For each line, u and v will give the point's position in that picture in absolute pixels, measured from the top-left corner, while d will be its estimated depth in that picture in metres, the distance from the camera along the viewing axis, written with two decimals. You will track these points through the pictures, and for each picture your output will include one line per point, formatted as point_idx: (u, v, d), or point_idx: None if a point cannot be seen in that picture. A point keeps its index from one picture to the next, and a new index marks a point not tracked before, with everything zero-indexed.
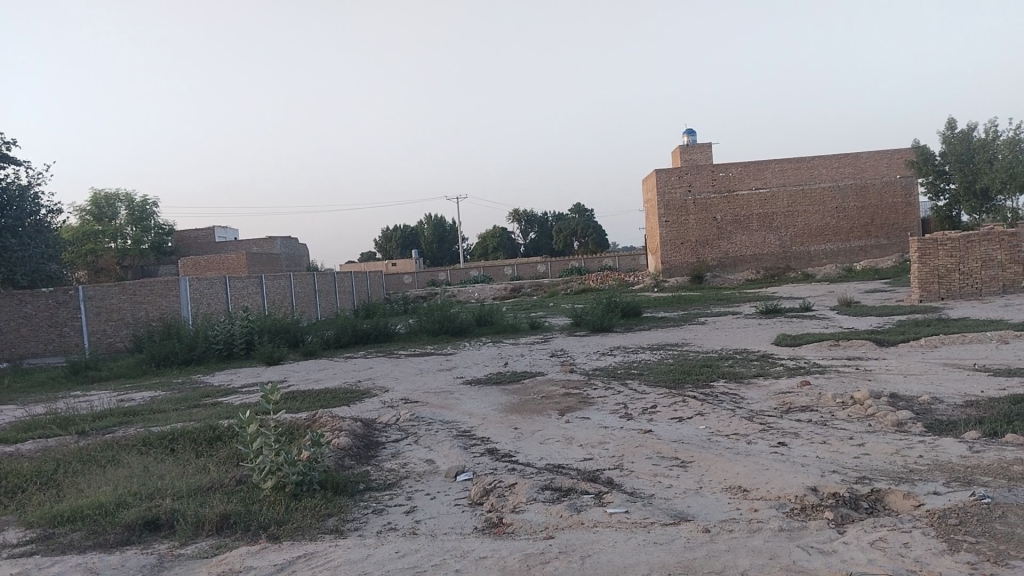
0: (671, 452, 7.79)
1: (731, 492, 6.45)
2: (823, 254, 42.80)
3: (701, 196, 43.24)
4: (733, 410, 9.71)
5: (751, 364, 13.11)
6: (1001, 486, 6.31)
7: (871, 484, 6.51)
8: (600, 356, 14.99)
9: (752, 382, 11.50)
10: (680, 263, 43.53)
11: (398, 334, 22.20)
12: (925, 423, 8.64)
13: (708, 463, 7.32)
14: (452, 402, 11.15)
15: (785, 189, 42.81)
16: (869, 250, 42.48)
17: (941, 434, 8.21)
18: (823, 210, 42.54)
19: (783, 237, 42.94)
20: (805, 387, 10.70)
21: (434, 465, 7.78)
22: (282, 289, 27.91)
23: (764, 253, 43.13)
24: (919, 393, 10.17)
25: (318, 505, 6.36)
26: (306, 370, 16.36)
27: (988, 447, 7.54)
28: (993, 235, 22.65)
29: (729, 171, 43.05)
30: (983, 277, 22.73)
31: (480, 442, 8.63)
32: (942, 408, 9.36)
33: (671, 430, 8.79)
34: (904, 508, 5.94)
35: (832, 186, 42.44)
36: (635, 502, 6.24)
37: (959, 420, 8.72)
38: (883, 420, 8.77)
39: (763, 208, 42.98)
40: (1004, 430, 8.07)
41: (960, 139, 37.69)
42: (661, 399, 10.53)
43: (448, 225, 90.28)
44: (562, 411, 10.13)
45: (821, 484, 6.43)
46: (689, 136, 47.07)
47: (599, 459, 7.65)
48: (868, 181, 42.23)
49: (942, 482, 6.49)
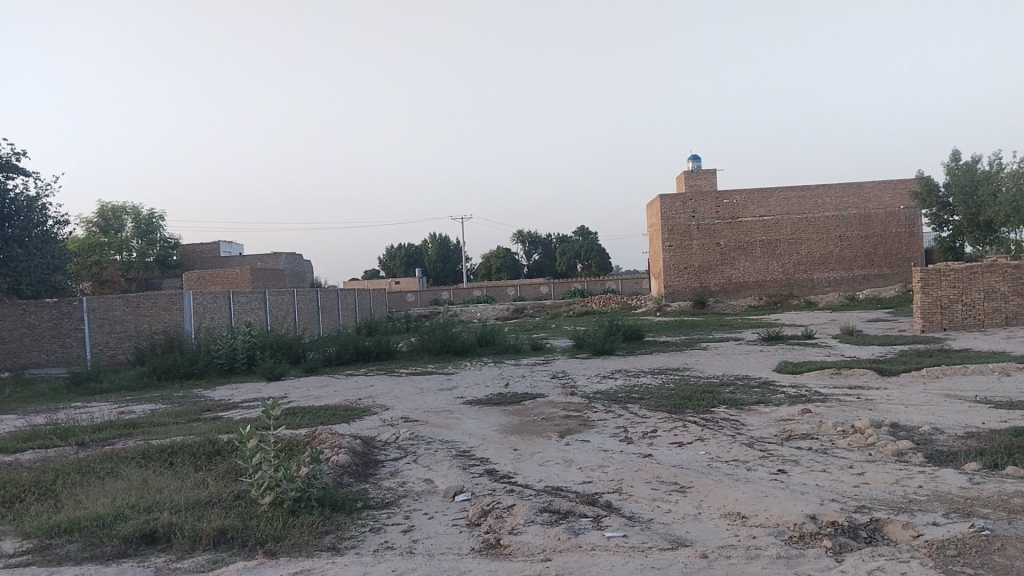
0: (671, 477, 7.77)
1: (730, 519, 6.43)
2: (826, 283, 42.79)
3: (704, 222, 43.36)
4: (733, 437, 9.68)
5: (752, 390, 13.08)
6: (1000, 519, 6.28)
7: (870, 513, 6.49)
8: (601, 380, 14.95)
9: (753, 408, 11.47)
10: (683, 288, 43.53)
11: (399, 353, 22.19)
12: (925, 453, 8.62)
13: (707, 489, 7.30)
14: (452, 422, 11.14)
15: (788, 218, 42.92)
16: (872, 280, 42.51)
17: (941, 465, 8.18)
18: (827, 239, 42.61)
19: (786, 265, 42.98)
20: (805, 415, 10.68)
21: (432, 485, 7.77)
22: (285, 305, 27.97)
23: (767, 280, 43.13)
24: (920, 424, 10.13)
25: (316, 522, 6.35)
26: (307, 386, 16.36)
27: (988, 479, 7.52)
28: (996, 268, 22.66)
29: (733, 198, 43.20)
30: (986, 309, 22.70)
31: (479, 463, 8.61)
32: (943, 439, 9.34)
33: (670, 455, 8.77)
34: (902, 538, 5.92)
35: (836, 215, 42.56)
36: (633, 527, 6.23)
37: (960, 451, 8.69)
38: (884, 449, 8.74)
39: (767, 235, 43.07)
40: (1004, 463, 8.06)
41: (964, 171, 37.81)
42: (662, 424, 10.51)
43: (452, 245, 90.59)
44: (562, 433, 10.12)
45: (819, 513, 6.42)
46: (694, 162, 47.30)
47: (599, 483, 7.63)
48: (871, 211, 42.33)
49: (941, 514, 6.45)
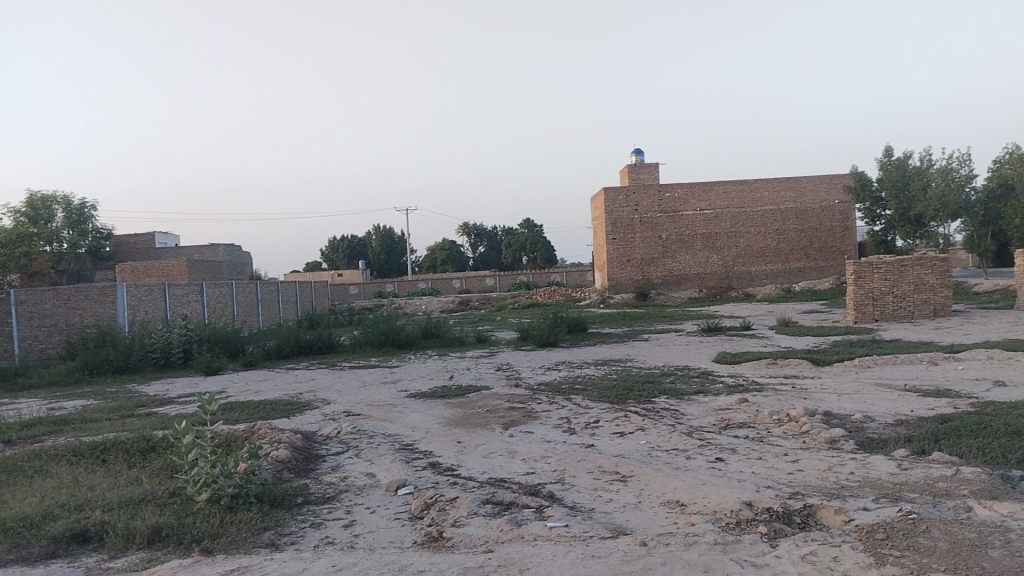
0: (612, 466, 7.87)
1: (670, 506, 6.55)
2: (764, 275, 43.84)
3: (647, 215, 43.93)
4: (673, 426, 9.85)
5: (692, 381, 13.32)
6: (926, 503, 6.54)
7: (804, 499, 6.68)
8: (545, 371, 15.03)
9: (693, 398, 11.69)
10: (626, 280, 44.06)
11: (341, 346, 21.93)
12: (856, 440, 8.91)
13: (647, 477, 7.42)
14: (395, 416, 11.06)
15: (728, 212, 43.80)
16: (807, 272, 43.73)
17: (871, 451, 8.47)
18: (764, 233, 43.65)
19: (726, 258, 43.86)
20: (743, 404, 10.93)
21: (374, 479, 7.71)
22: (224, 297, 27.36)
23: (707, 272, 43.98)
24: (852, 412, 10.47)
25: (254, 518, 6.24)
26: (246, 380, 16.05)
27: (916, 465, 7.81)
28: (925, 261, 23.51)
29: (674, 192, 43.88)
30: (915, 301, 23.54)
31: (423, 456, 8.57)
32: (873, 427, 9.66)
33: (613, 445, 8.87)
34: (834, 523, 6.10)
35: (774, 209, 43.58)
36: (575, 516, 6.29)
37: (889, 438, 9.00)
38: (817, 437, 9.02)
39: (707, 229, 43.87)
40: (930, 449, 8.39)
41: (896, 167, 39.20)
42: (604, 414, 10.63)
43: (397, 236, 89.92)
44: (506, 425, 10.14)
45: (755, 499, 6.58)
46: (638, 155, 47.84)
47: (542, 474, 7.67)
48: (808, 205, 43.47)
49: (871, 499, 6.68)
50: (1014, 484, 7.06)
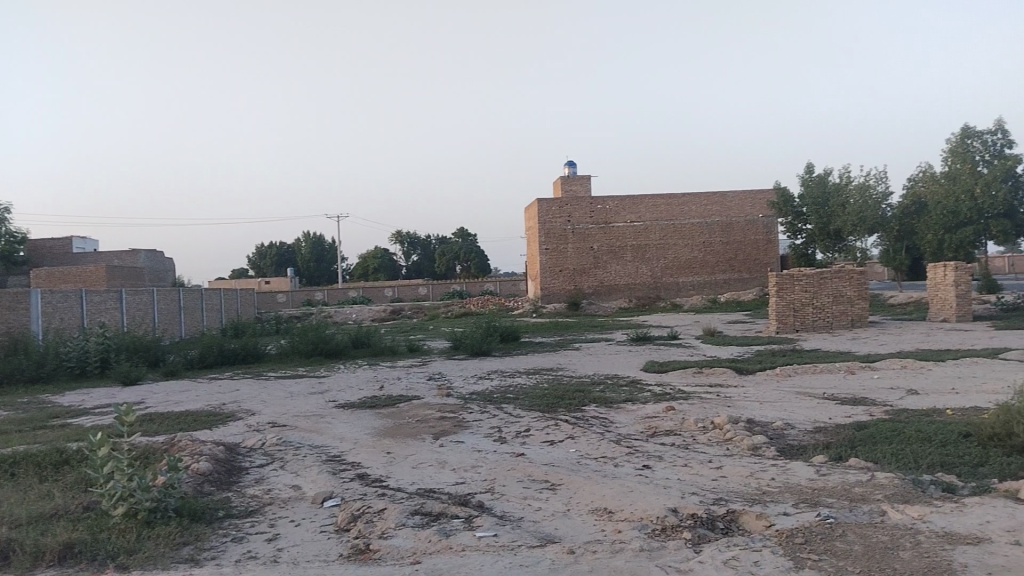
0: (541, 475, 7.91)
1: (598, 514, 6.61)
2: (691, 286, 44.85)
3: (579, 226, 44.40)
4: (602, 434, 9.97)
5: (621, 389, 13.50)
6: (843, 507, 6.78)
7: (727, 505, 6.84)
8: (477, 381, 15.00)
9: (622, 407, 11.85)
10: (558, 290, 44.39)
11: (268, 355, 21.44)
12: (777, 447, 9.18)
13: (576, 485, 7.47)
14: (323, 426, 10.87)
15: (657, 224, 44.69)
16: (733, 284, 44.97)
17: (791, 458, 8.74)
18: (692, 245, 44.70)
19: (655, 269, 44.72)
20: (670, 412, 11.14)
21: (300, 491, 7.54)
22: (144, 304, 26.41)
23: (637, 283, 44.72)
24: (774, 419, 10.79)
25: (173, 533, 6.03)
26: (167, 391, 15.51)
27: (834, 471, 8.10)
28: (844, 273, 24.43)
29: (605, 204, 44.55)
30: (834, 312, 24.45)
31: (350, 468, 8.44)
32: (794, 434, 9.97)
33: (543, 454, 8.92)
34: (756, 528, 6.26)
35: (700, 222, 44.71)
36: (505, 526, 6.29)
37: (808, 445, 9.31)
38: (740, 444, 9.26)
39: (637, 240, 44.64)
40: (847, 455, 8.71)
41: (816, 184, 40.70)
42: (535, 423, 10.68)
43: (327, 244, 88.65)
44: (436, 435, 10.07)
45: (680, 506, 6.71)
46: (570, 167, 48.36)
47: (471, 484, 7.64)
48: (733, 219, 44.75)
49: (791, 504, 6.89)
50: (924, 488, 7.39)
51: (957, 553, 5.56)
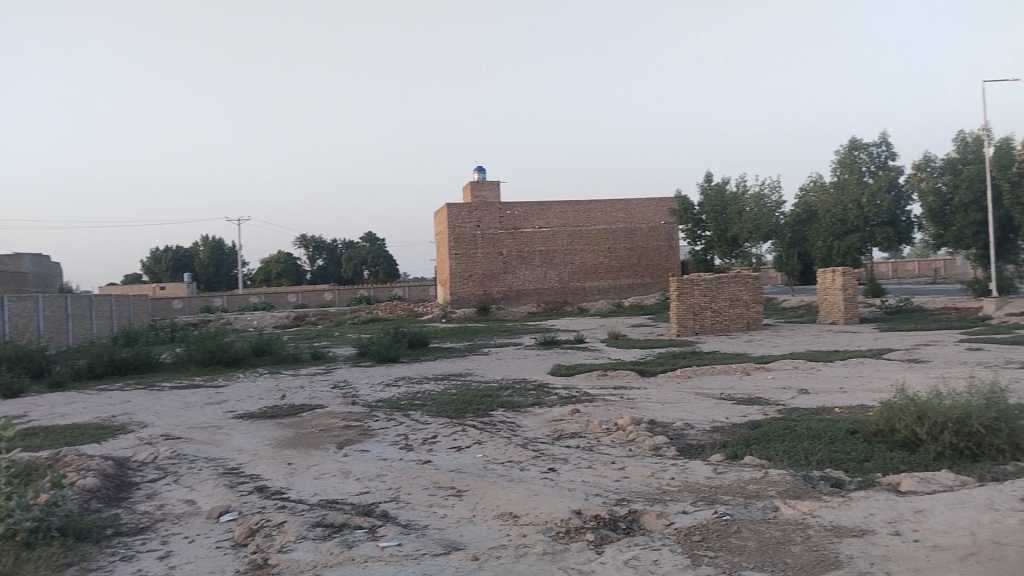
0: (447, 481, 7.87)
1: (503, 519, 6.63)
2: (597, 291, 45.71)
3: (488, 231, 44.47)
4: (508, 439, 10.01)
5: (528, 393, 13.60)
6: (738, 504, 7.04)
7: (629, 505, 6.99)
8: (384, 388, 14.81)
9: (528, 411, 11.95)
10: (467, 295, 44.29)
11: (164, 364, 20.53)
12: (677, 447, 9.46)
13: (482, 491, 7.47)
14: (221, 438, 10.48)
15: (565, 230, 45.33)
16: (637, 288, 46.15)
17: (690, 457, 9.02)
18: (598, 251, 45.61)
19: (563, 274, 45.34)
20: (575, 415, 11.30)
21: (195, 506, 7.24)
22: (27, 311, 24.83)
23: (545, 288, 45.20)
24: (674, 420, 11.10)
25: (55, 554, 5.68)
26: (51, 403, 14.62)
27: (730, 469, 8.40)
28: (740, 278, 25.46)
29: (514, 210, 44.84)
30: (731, 315, 25.41)
31: (249, 480, 8.17)
32: (693, 433, 10.29)
33: (449, 460, 8.88)
34: (656, 527, 6.41)
35: (605, 228, 45.65)
36: (409, 535, 6.22)
37: (706, 444, 9.63)
38: (642, 445, 9.48)
39: (545, 246, 45.15)
40: (742, 453, 9.05)
41: (715, 192, 42.23)
42: (441, 429, 10.63)
43: (228, 248, 85.72)
44: (340, 444, 9.88)
45: (583, 507, 6.81)
46: (479, 172, 48.46)
47: (376, 493, 7.53)
48: (637, 226, 45.97)
49: (690, 502, 7.10)
50: (814, 484, 7.77)
51: (843, 545, 5.86)
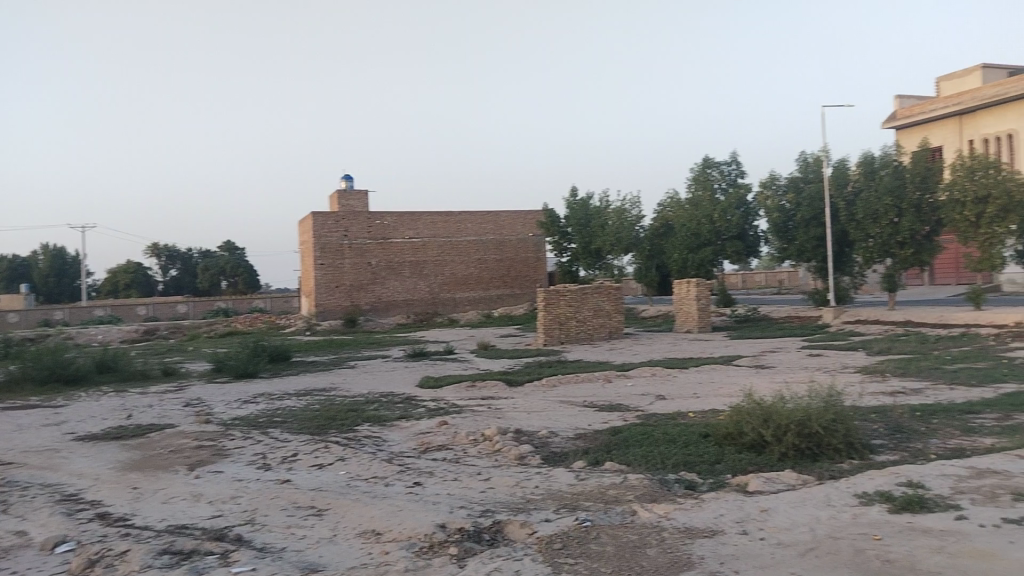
0: (308, 500, 7.61)
1: (365, 537, 6.48)
2: (467, 301, 45.91)
3: (356, 241, 43.60)
4: (373, 454, 9.82)
5: (395, 407, 13.40)
6: (598, 509, 7.22)
7: (493, 516, 7.01)
8: (243, 404, 14.17)
9: (394, 424, 11.77)
10: (334, 307, 43.10)
11: None
12: (541, 455, 9.61)
13: (344, 509, 7.27)
14: (58, 463, 9.67)
15: (435, 241, 45.26)
16: (505, 299, 46.83)
17: (554, 465, 9.18)
18: (467, 261, 45.88)
19: (433, 285, 45.21)
20: (442, 428, 11.24)
21: (25, 539, 6.62)
22: None
23: (415, 298, 44.87)
24: (539, 429, 11.27)
25: None
26: None
27: (592, 475, 8.60)
28: (603, 289, 26.35)
29: (383, 219, 44.28)
30: (595, 324, 26.18)
31: (89, 507, 7.58)
32: (557, 441, 10.48)
33: (310, 478, 8.60)
34: (519, 537, 6.46)
35: (476, 240, 46.05)
36: (264, 558, 5.95)
37: (570, 452, 9.83)
38: (507, 454, 9.56)
39: (415, 256, 44.88)
40: (604, 459, 9.30)
41: (580, 206, 43.69)
42: (303, 446, 10.28)
43: (70, 257, 79.71)
44: (194, 465, 9.35)
45: (448, 521, 6.77)
46: (347, 181, 47.64)
47: (230, 515, 7.18)
48: (506, 237, 46.72)
49: (552, 510, 7.20)
50: (669, 487, 8.11)
51: (695, 546, 6.12)
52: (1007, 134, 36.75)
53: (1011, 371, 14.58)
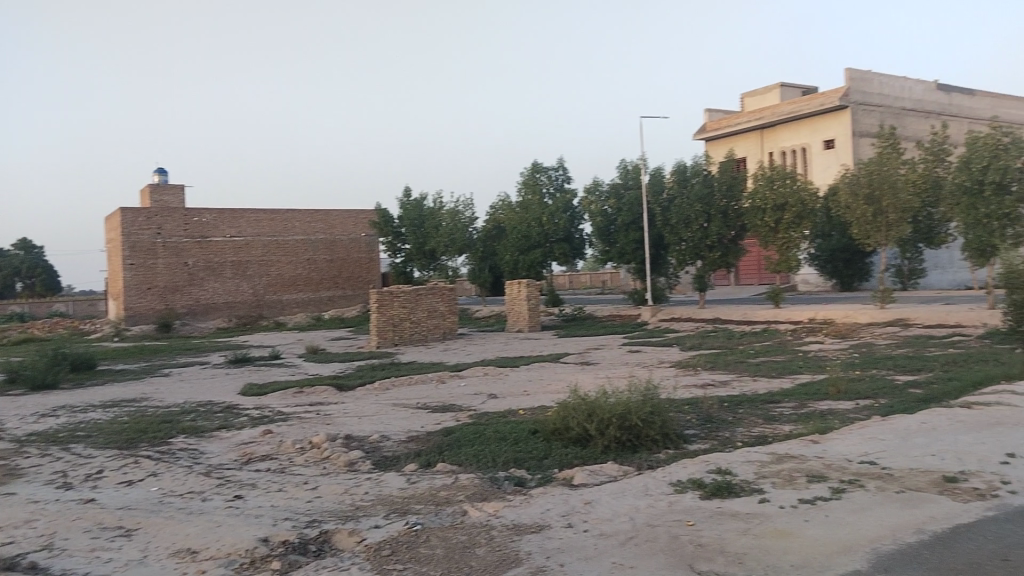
0: (114, 521, 7.01)
1: (179, 556, 6.05)
2: (295, 303, 44.28)
3: (170, 240, 40.82)
4: (190, 467, 9.21)
5: (215, 416, 12.66)
6: (430, 512, 7.19)
7: (320, 526, 6.79)
8: (38, 419, 12.82)
9: (214, 435, 11.10)
10: (146, 310, 40.08)
11: None
12: (372, 460, 9.44)
13: (157, 527, 6.75)
14: None
15: (259, 240, 43.29)
16: (336, 301, 45.70)
17: (384, 470, 9.05)
18: (295, 261, 44.32)
19: (257, 286, 43.19)
20: (267, 436, 10.76)
21: None
22: None
23: (238, 301, 42.57)
24: (370, 433, 11.07)
25: None
26: None
27: (423, 478, 8.55)
28: (437, 290, 26.53)
29: (201, 216, 41.69)
30: (428, 325, 26.17)
31: None
32: (388, 445, 10.35)
33: (118, 496, 7.93)
34: (347, 545, 6.30)
35: (304, 239, 44.62)
36: None
37: (401, 455, 9.73)
38: (336, 461, 9.31)
39: (237, 256, 42.69)
40: (435, 461, 9.29)
41: (414, 207, 43.58)
42: (110, 462, 9.47)
43: None
44: None
45: (272, 533, 6.48)
46: (163, 174, 44.49)
47: (21, 542, 6.46)
48: (336, 237, 45.62)
49: (382, 516, 7.09)
50: (499, 485, 8.24)
51: (523, 543, 6.24)
52: (800, 148, 40.75)
53: (804, 362, 16.14)
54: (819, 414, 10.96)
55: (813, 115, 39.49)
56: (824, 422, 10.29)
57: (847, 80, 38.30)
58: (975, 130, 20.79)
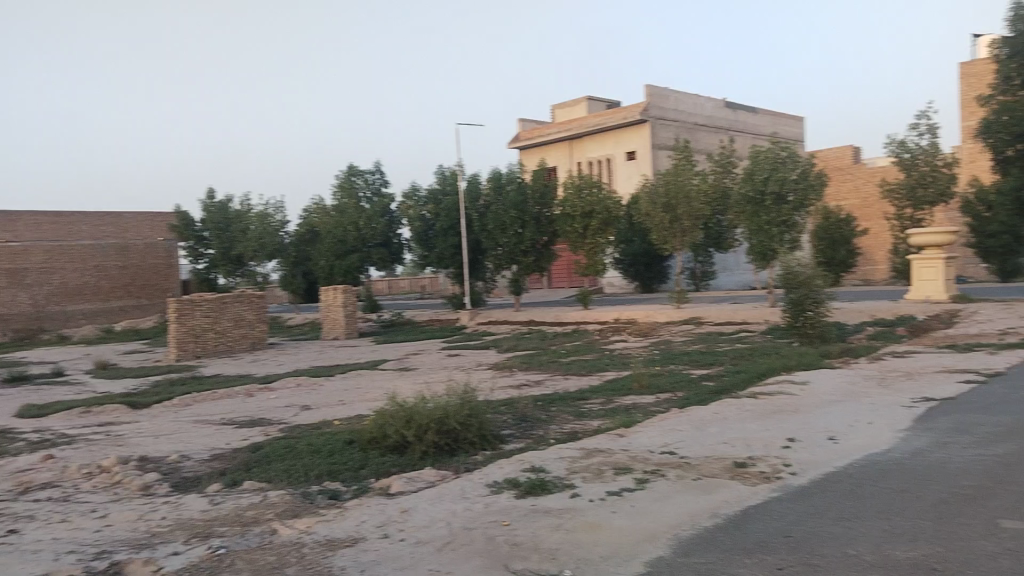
0: None
1: None
2: (82, 315, 40.22)
3: None
4: None
5: None
6: (236, 533, 6.75)
7: (109, 558, 6.15)
8: None
9: None
10: None
11: None
12: (171, 482, 8.73)
13: None
14: None
15: (40, 245, 39.54)
16: (130, 312, 42.00)
17: (186, 491, 8.40)
18: (82, 269, 40.45)
19: (37, 297, 38.85)
20: (46, 463, 9.64)
21: None
22: None
23: (12, 313, 38.03)
24: (169, 453, 10.24)
25: None
26: None
27: (229, 497, 8.03)
28: (244, 298, 25.24)
29: None
30: (235, 335, 24.79)
31: None
32: (190, 465, 9.63)
33: None
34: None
35: (92, 244, 41.09)
36: None
37: (204, 475, 9.08)
38: (129, 485, 8.52)
39: (13, 263, 38.53)
40: (242, 479, 8.75)
41: (218, 209, 41.10)
42: None
43: None
44: None
45: (50, 571, 5.77)
46: None
47: None
48: (130, 241, 42.55)
49: (182, 541, 6.56)
50: (312, 499, 7.91)
51: (336, 558, 6.01)
52: (606, 159, 42.99)
53: (611, 361, 16.97)
54: (626, 409, 11.54)
55: (617, 127, 41.80)
56: (630, 416, 10.85)
57: (647, 95, 40.94)
58: (756, 146, 22.85)
